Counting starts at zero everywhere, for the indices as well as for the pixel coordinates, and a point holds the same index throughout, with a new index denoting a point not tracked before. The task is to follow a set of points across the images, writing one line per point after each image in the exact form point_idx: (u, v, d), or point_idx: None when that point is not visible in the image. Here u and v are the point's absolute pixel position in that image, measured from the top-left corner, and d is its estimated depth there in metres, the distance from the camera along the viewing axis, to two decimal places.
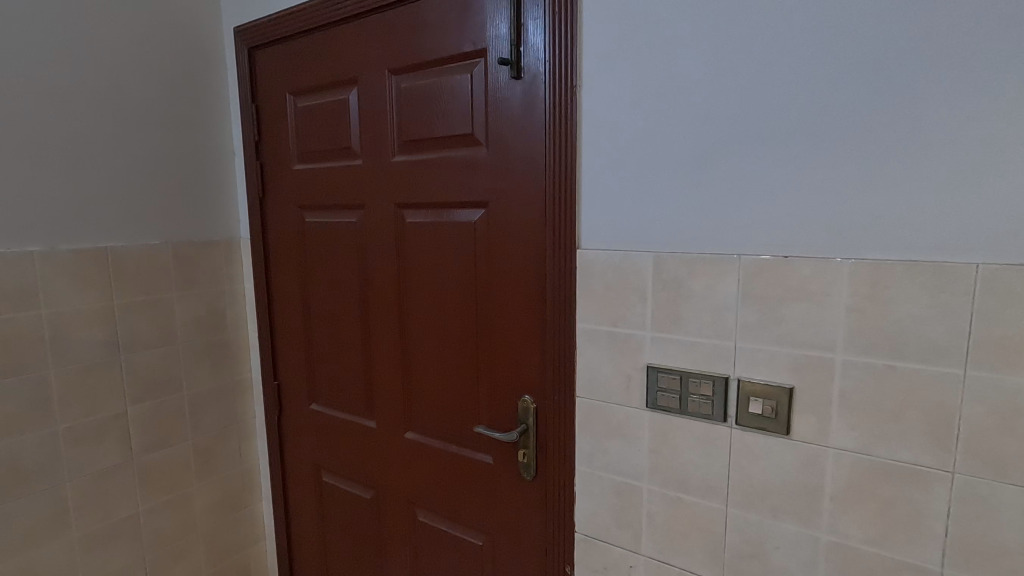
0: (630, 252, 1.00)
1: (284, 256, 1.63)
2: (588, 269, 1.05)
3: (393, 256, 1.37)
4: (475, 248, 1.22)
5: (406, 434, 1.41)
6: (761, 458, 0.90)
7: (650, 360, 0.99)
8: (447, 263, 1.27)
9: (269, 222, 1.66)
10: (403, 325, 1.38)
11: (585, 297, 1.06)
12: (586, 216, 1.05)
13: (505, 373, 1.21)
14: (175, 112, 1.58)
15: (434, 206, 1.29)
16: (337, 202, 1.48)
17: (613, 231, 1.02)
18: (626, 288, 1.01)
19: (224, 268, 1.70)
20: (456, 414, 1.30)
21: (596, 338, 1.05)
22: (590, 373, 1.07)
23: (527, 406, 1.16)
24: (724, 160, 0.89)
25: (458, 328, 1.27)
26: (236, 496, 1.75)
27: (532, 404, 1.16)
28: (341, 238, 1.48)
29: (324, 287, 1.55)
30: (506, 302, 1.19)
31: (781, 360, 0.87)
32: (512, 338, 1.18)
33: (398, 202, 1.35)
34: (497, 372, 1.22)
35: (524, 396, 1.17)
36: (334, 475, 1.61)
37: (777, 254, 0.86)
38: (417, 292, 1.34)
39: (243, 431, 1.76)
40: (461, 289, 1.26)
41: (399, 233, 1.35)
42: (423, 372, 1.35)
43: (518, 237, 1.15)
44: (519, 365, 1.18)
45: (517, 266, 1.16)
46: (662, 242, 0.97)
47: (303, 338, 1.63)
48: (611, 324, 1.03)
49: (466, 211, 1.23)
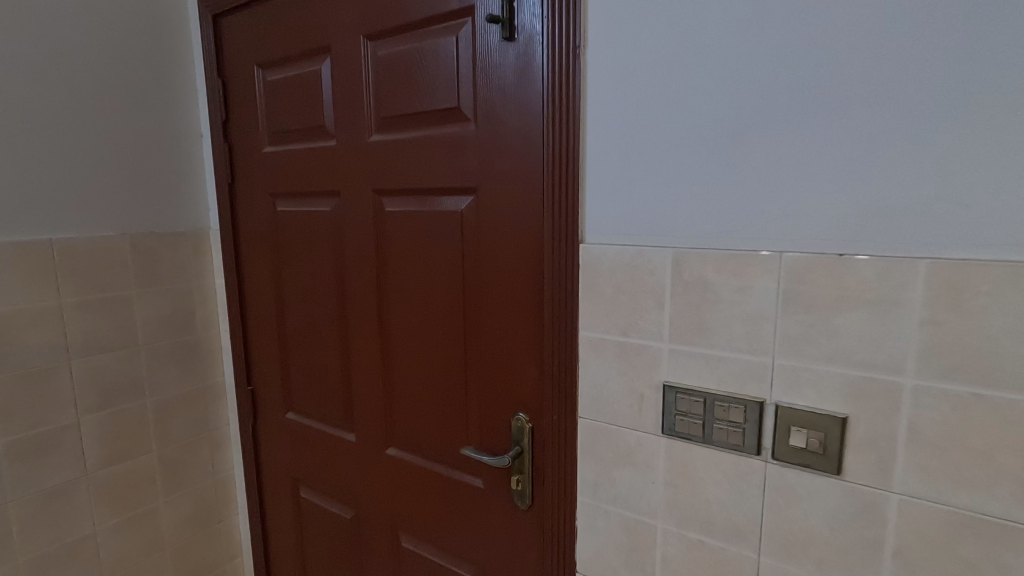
0: (644, 247, 0.83)
1: (256, 249, 1.47)
2: (593, 267, 0.88)
3: (372, 250, 1.20)
4: (462, 242, 1.06)
5: (388, 450, 1.26)
6: (804, 501, 0.73)
7: (667, 378, 0.83)
8: (431, 260, 1.11)
9: (239, 210, 1.50)
10: (383, 328, 1.22)
11: (589, 301, 0.89)
12: (590, 203, 0.88)
13: (497, 386, 1.05)
14: (132, 88, 1.41)
15: (416, 193, 1.12)
16: (310, 189, 1.32)
17: (621, 222, 0.85)
18: (638, 291, 0.84)
19: (192, 262, 1.55)
20: (443, 430, 1.15)
21: (603, 350, 0.89)
22: (596, 390, 0.90)
23: (522, 425, 1.01)
24: (762, 133, 0.72)
25: (444, 334, 1.11)
26: (209, 511, 1.61)
27: (528, 423, 1.00)
28: (316, 229, 1.32)
29: (298, 283, 1.39)
30: (499, 305, 1.02)
31: (832, 383, 0.70)
32: (505, 347, 1.02)
33: (376, 189, 1.18)
34: (488, 385, 1.06)
35: (519, 414, 1.01)
36: (312, 491, 1.47)
37: (829, 251, 0.69)
38: (398, 291, 1.17)
39: (216, 439, 1.62)
40: (447, 289, 1.09)
41: (378, 224, 1.19)
42: (406, 382, 1.19)
43: (512, 230, 0.98)
44: (512, 378, 1.02)
45: (510, 265, 1.00)
46: (681, 235, 0.80)
47: (276, 339, 1.47)
48: (621, 334, 0.86)
49: (452, 199, 1.07)
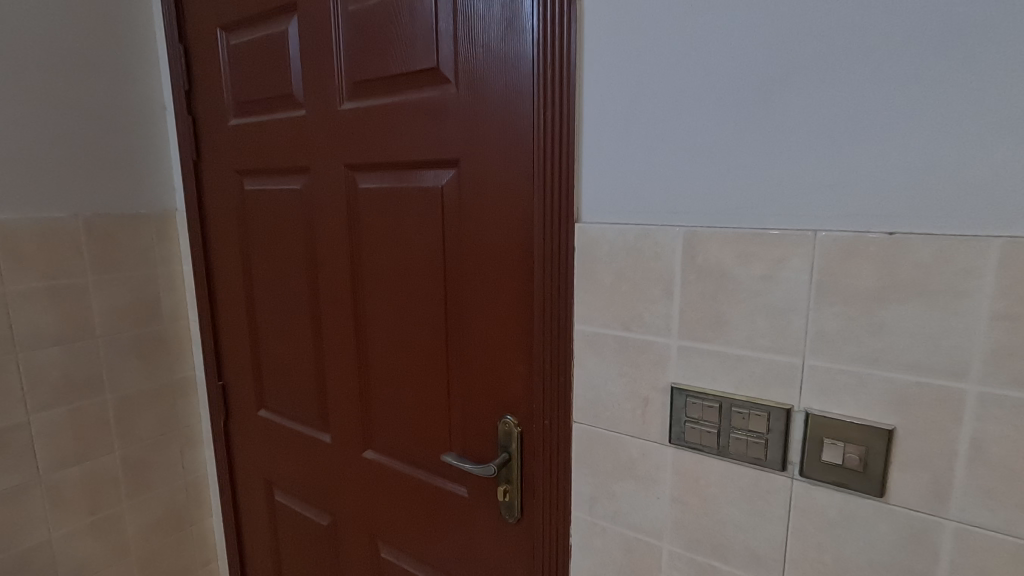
0: (649, 227, 0.71)
1: (224, 233, 1.35)
2: (589, 250, 0.76)
3: (344, 232, 1.08)
4: (443, 223, 0.93)
5: (366, 453, 1.15)
6: (838, 526, 0.62)
7: (676, 380, 0.71)
8: (409, 243, 0.99)
9: (206, 190, 1.37)
10: (358, 319, 1.10)
11: (585, 291, 0.77)
12: (587, 174, 0.76)
13: (482, 386, 0.93)
14: (85, 54, 1.28)
15: (391, 168, 0.99)
16: (279, 165, 1.19)
17: (622, 197, 0.73)
18: (643, 279, 0.72)
19: (155, 247, 1.42)
20: (423, 432, 1.04)
21: (602, 347, 0.77)
22: (593, 392, 0.79)
23: (510, 429, 0.89)
24: (794, 86, 0.59)
25: (424, 326, 0.99)
26: (180, 513, 1.51)
27: (516, 427, 0.89)
28: (286, 209, 1.20)
29: (268, 269, 1.27)
30: (483, 294, 0.90)
31: (875, 389, 0.58)
32: (491, 341, 0.90)
33: (349, 164, 1.05)
34: (472, 383, 0.94)
35: (506, 417, 0.90)
36: (286, 495, 1.36)
37: (875, 229, 0.57)
38: (373, 278, 1.05)
39: (186, 437, 1.51)
40: (426, 276, 0.97)
41: (352, 203, 1.06)
42: (384, 379, 1.08)
43: (497, 209, 0.86)
44: (499, 377, 0.91)
45: (496, 249, 0.87)
46: (693, 212, 0.67)
47: (247, 330, 1.36)
48: (622, 328, 0.75)
49: (431, 174, 0.94)
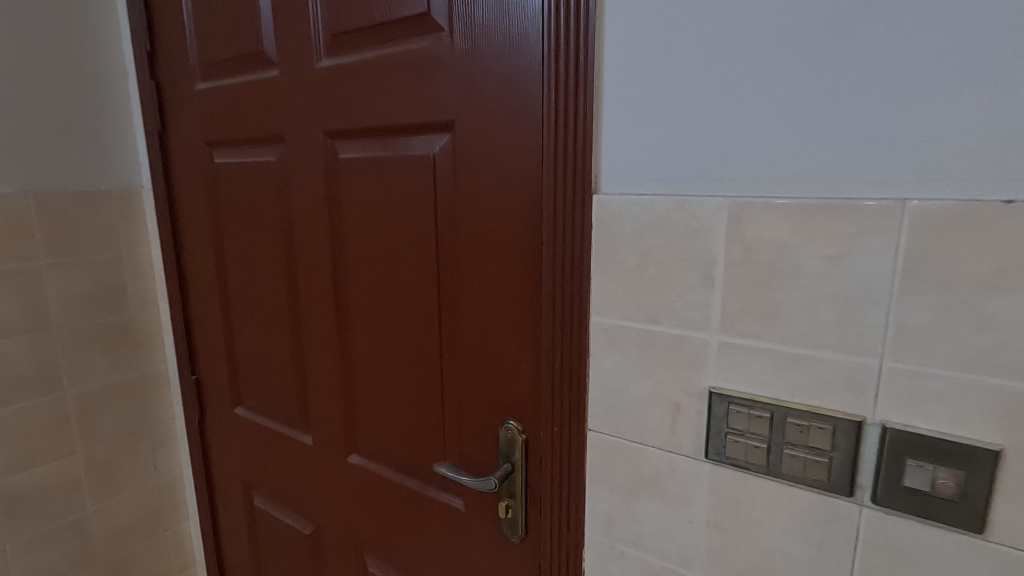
0: (683, 198, 0.58)
1: (194, 212, 1.22)
2: (609, 227, 0.63)
3: (324, 211, 0.95)
4: (435, 199, 0.81)
5: (351, 457, 1.03)
6: (917, 564, 0.51)
7: (714, 384, 0.59)
8: (396, 222, 0.86)
9: (173, 164, 1.23)
10: (340, 308, 0.97)
11: (603, 276, 0.65)
12: (607, 134, 0.62)
13: (480, 387, 0.81)
14: (33, 8, 1.13)
15: (375, 135, 0.86)
16: (250, 134, 1.06)
17: (649, 161, 0.60)
18: (675, 262, 0.59)
19: (119, 228, 1.29)
20: (413, 437, 0.92)
21: (623, 344, 0.64)
22: (612, 396, 0.66)
23: (514, 437, 0.77)
24: (883, 12, 0.46)
25: (413, 317, 0.87)
26: (153, 517, 1.40)
27: (521, 435, 0.77)
28: (259, 184, 1.06)
29: (241, 252, 1.14)
30: (482, 281, 0.78)
31: (976, 400, 0.46)
32: (491, 335, 0.78)
33: (327, 131, 0.92)
34: (468, 383, 0.82)
35: (509, 422, 0.78)
36: (265, 499, 1.25)
37: (987, 197, 0.44)
38: (356, 262, 0.93)
39: (158, 436, 1.39)
40: (415, 260, 0.85)
41: (332, 177, 0.93)
42: (369, 377, 0.96)
43: (497, 181, 0.74)
44: (500, 377, 0.78)
45: (498, 227, 0.75)
46: (741, 177, 0.55)
47: (220, 320, 1.23)
48: (648, 321, 0.62)
49: (421, 142, 0.81)
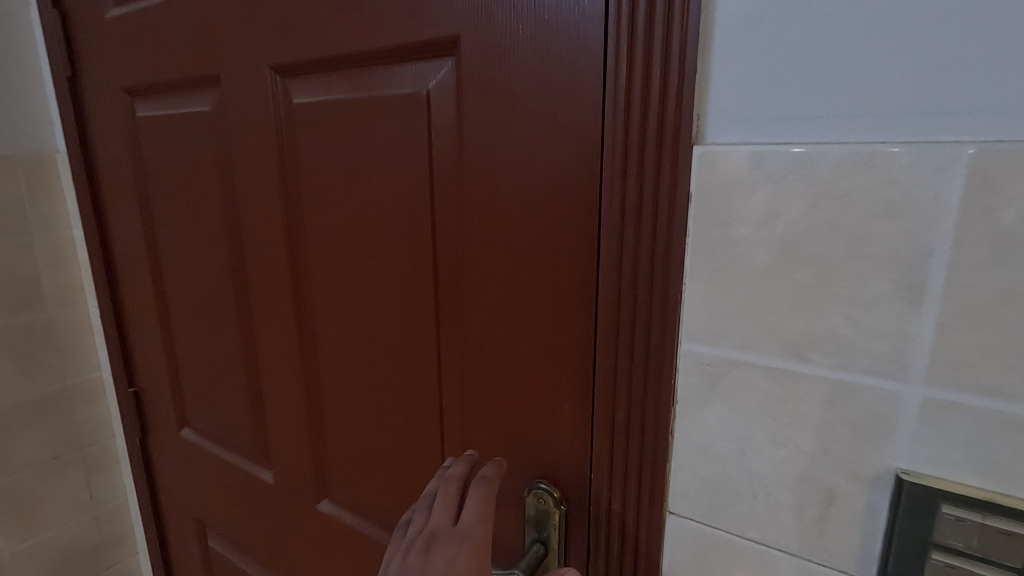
0: (871, 147, 0.33)
1: (118, 185, 0.95)
2: (722, 199, 0.38)
3: (275, 181, 0.69)
4: (430, 162, 0.54)
5: (321, 505, 0.79)
6: None
7: (906, 467, 0.35)
8: (374, 197, 0.59)
9: (89, 122, 0.96)
10: (303, 314, 0.72)
11: (706, 279, 0.40)
12: (721, 40, 0.37)
13: (496, 434, 0.56)
14: None
15: (341, 67, 0.59)
16: (177, 75, 0.78)
17: (804, 81, 0.35)
18: (846, 259, 0.34)
19: (27, 204, 1.01)
20: (402, 489, 0.68)
21: (738, 390, 0.40)
22: (711, 469, 0.42)
23: (548, 508, 0.53)
24: None
25: (401, 333, 0.62)
26: (90, 553, 1.17)
27: (559, 507, 0.52)
28: (192, 146, 0.79)
29: (175, 237, 0.87)
30: (500, 285, 0.52)
31: None
32: (514, 364, 0.53)
33: (275, 65, 0.65)
34: (479, 427, 0.58)
35: (539, 485, 0.53)
36: (220, 541, 1.02)
37: None
38: (320, 252, 0.67)
39: (93, 458, 1.15)
40: (403, 253, 0.59)
41: (284, 132, 0.66)
42: (342, 407, 0.71)
43: (525, 131, 0.48)
44: (526, 424, 0.54)
45: (526, 203, 0.49)
46: (997, 106, 0.30)
47: (157, 321, 0.97)
48: (787, 357, 0.38)
49: (408, 73, 0.54)
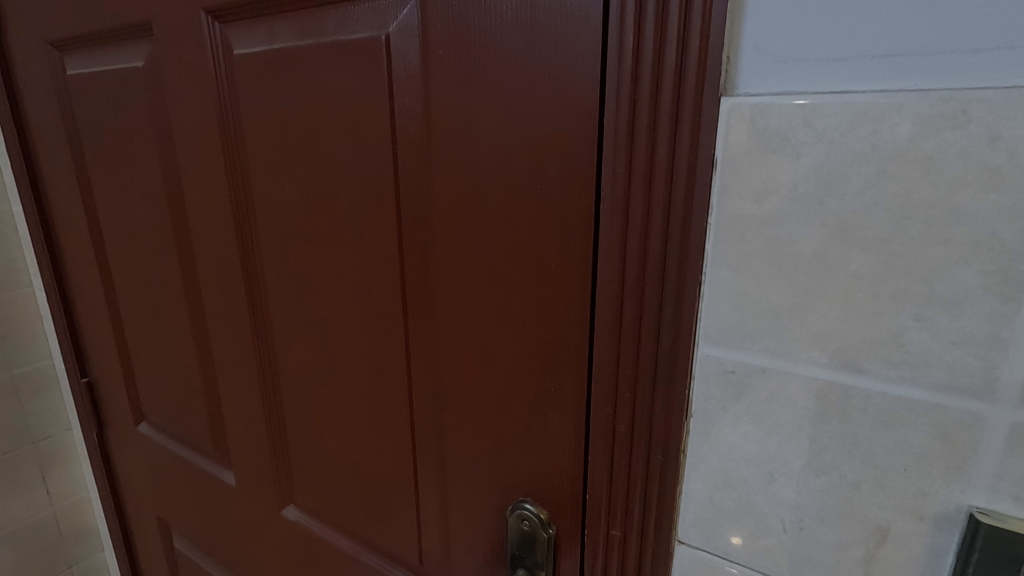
0: (964, 96, 0.25)
1: (54, 154, 0.84)
2: (757, 167, 0.30)
3: (219, 151, 0.59)
4: (391, 126, 0.45)
5: (287, 510, 0.72)
6: None
7: (983, 506, 0.28)
8: (329, 169, 0.50)
9: (19, 82, 0.84)
10: (257, 305, 0.64)
11: (734, 268, 0.32)
12: None
13: (471, 448, 0.49)
14: None
15: (287, 10, 0.49)
16: (105, 24, 0.67)
17: (878, 6, 0.26)
18: (920, 245, 0.27)
19: None
20: (371, 501, 0.61)
21: (769, 404, 0.33)
22: (732, 495, 0.35)
23: (533, 531, 0.46)
24: None
25: (365, 329, 0.53)
26: (50, 551, 1.10)
27: (547, 529, 0.46)
28: (126, 107, 0.69)
29: (117, 212, 0.78)
30: (476, 276, 0.44)
31: None
32: (495, 369, 0.45)
33: (210, 9, 0.54)
34: (455, 439, 0.50)
35: (523, 506, 0.46)
36: (185, 542, 0.95)
37: None
38: (271, 232, 0.58)
39: (48, 453, 1.07)
40: (364, 236, 0.50)
41: (227, 94, 0.57)
42: (305, 410, 0.63)
43: (507, 84, 0.38)
44: (509, 439, 0.46)
45: (507, 175, 0.40)
46: None
47: (105, 305, 0.88)
48: (835, 366, 0.30)
49: (365, 14, 0.44)
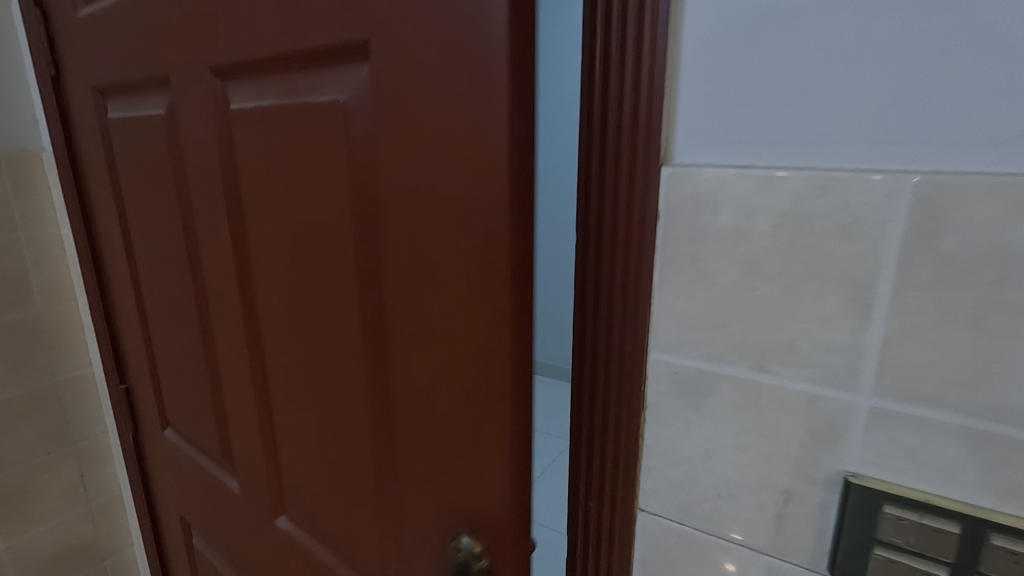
0: (828, 173, 0.35)
1: (101, 189, 0.95)
2: (689, 218, 0.40)
3: (223, 198, 0.69)
4: (351, 183, 0.54)
5: (278, 521, 0.81)
6: None
7: (854, 470, 0.38)
8: (306, 218, 0.59)
9: (74, 125, 0.95)
10: (253, 332, 0.73)
11: (674, 293, 0.42)
12: (685, 64, 0.38)
13: (420, 460, 0.57)
14: None
15: (277, 76, 0.58)
16: (142, 77, 0.77)
17: (766, 109, 0.36)
18: (801, 279, 0.37)
19: (11, 203, 1.00)
20: (343, 511, 0.69)
21: (703, 397, 0.43)
22: (679, 470, 0.45)
23: (466, 562, 0.55)
24: None
25: (335, 358, 0.62)
26: (86, 546, 1.19)
27: (478, 561, 0.55)
28: (159, 151, 0.78)
29: (149, 242, 0.88)
30: (419, 315, 0.52)
31: None
32: (436, 394, 0.53)
33: (218, 70, 0.64)
34: (408, 452, 0.58)
35: (460, 538, 0.56)
36: (206, 541, 1.04)
37: None
38: (263, 269, 0.67)
39: (88, 454, 1.17)
40: (331, 281, 0.59)
41: (230, 150, 0.67)
42: (293, 428, 0.72)
43: (442, 155, 0.46)
44: (451, 456, 0.54)
45: (442, 235, 0.48)
46: (936, 135, 0.32)
47: (141, 321, 0.98)
48: (749, 368, 0.40)
49: (332, 79, 0.53)
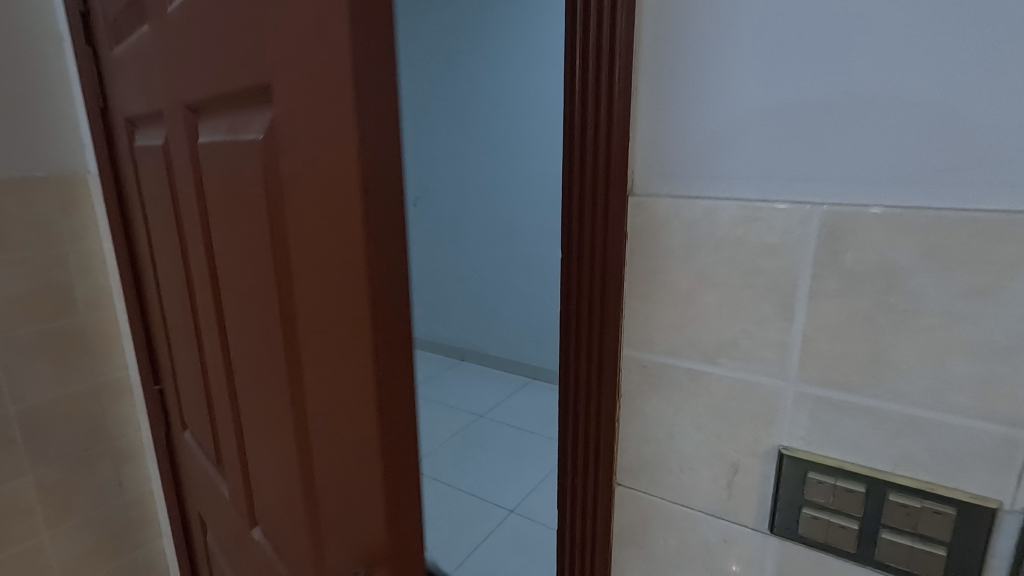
0: (757, 204, 0.44)
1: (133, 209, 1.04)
2: (650, 239, 0.49)
3: (195, 227, 0.66)
4: (275, 222, 0.47)
5: (255, 531, 0.74)
6: None
7: (786, 444, 0.46)
8: (245, 255, 0.54)
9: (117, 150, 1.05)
10: (224, 363, 0.69)
11: (641, 300, 0.51)
12: (644, 117, 0.47)
13: (344, 529, 0.50)
14: None
15: (217, 110, 0.53)
16: (145, 107, 0.81)
17: (708, 153, 0.45)
18: (740, 288, 0.46)
19: (58, 221, 1.10)
20: (285, 541, 0.62)
21: (667, 386, 0.51)
22: (649, 448, 0.54)
23: None
24: None
25: (274, 403, 0.56)
26: (120, 536, 1.29)
27: None
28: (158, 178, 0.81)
29: (164, 262, 0.93)
30: (335, 372, 0.45)
31: None
32: (353, 461, 0.46)
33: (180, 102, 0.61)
34: (333, 518, 0.51)
35: None
36: (215, 541, 1.08)
37: None
38: (225, 301, 0.63)
39: (123, 450, 1.26)
40: (259, 287, 0.53)
41: (189, 149, 0.61)
42: (254, 458, 0.67)
43: (331, 136, 0.39)
44: (362, 493, 0.47)
45: (343, 246, 0.41)
46: (836, 176, 0.41)
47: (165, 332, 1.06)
48: (702, 360, 0.49)
49: (254, 114, 0.47)
